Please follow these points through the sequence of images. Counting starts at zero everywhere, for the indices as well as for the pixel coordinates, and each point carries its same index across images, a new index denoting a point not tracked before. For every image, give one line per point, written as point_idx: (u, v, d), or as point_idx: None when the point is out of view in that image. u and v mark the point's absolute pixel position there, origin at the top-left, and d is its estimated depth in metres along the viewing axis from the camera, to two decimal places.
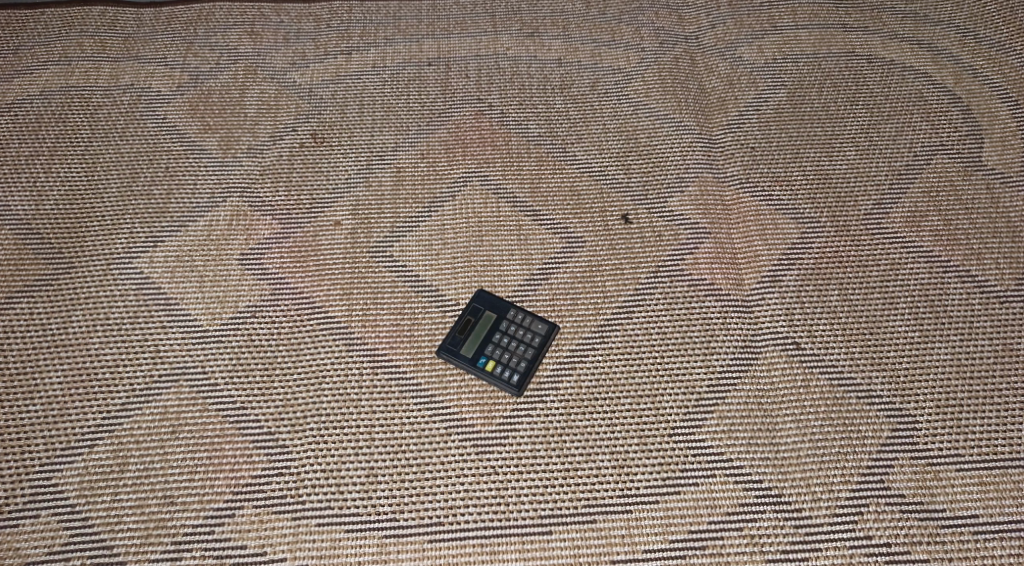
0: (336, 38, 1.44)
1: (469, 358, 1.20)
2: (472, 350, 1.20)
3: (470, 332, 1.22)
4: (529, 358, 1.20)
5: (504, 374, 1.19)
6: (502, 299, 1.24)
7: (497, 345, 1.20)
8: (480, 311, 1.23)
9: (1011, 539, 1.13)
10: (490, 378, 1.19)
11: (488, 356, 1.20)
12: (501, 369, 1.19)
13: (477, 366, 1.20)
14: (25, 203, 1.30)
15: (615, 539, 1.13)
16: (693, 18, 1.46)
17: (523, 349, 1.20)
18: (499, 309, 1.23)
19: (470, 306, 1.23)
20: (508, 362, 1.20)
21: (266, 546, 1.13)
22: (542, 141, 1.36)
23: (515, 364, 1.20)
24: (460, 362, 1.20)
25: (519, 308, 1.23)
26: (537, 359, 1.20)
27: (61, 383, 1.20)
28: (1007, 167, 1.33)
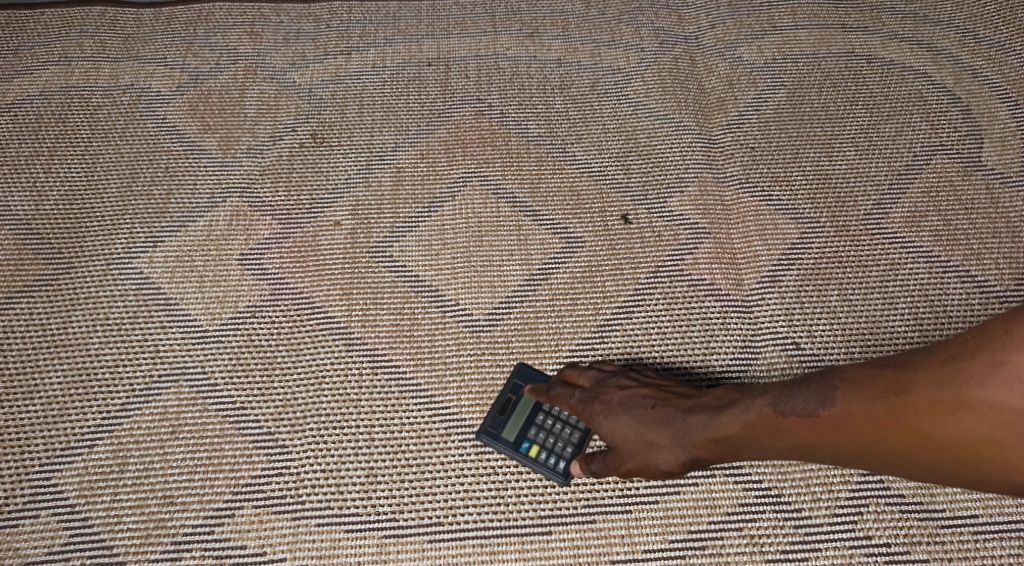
0: (336, 39, 1.44)
1: (512, 441, 1.16)
2: (514, 432, 1.16)
3: (513, 413, 1.17)
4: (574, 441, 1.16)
5: (550, 460, 1.15)
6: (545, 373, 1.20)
7: (541, 428, 1.16)
8: (522, 388, 1.19)
9: (1012, 539, 1.13)
10: (534, 464, 1.15)
11: (533, 440, 1.16)
12: (547, 455, 1.15)
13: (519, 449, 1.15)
14: (25, 202, 1.30)
15: (615, 539, 1.14)
16: (693, 18, 1.46)
17: (568, 433, 1.16)
18: (541, 387, 1.19)
19: (512, 382, 1.19)
20: (554, 448, 1.15)
21: (266, 547, 1.13)
22: (542, 141, 1.36)
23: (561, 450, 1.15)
24: (503, 446, 1.16)
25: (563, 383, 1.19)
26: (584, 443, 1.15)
27: (61, 383, 1.20)
28: (1006, 167, 1.33)
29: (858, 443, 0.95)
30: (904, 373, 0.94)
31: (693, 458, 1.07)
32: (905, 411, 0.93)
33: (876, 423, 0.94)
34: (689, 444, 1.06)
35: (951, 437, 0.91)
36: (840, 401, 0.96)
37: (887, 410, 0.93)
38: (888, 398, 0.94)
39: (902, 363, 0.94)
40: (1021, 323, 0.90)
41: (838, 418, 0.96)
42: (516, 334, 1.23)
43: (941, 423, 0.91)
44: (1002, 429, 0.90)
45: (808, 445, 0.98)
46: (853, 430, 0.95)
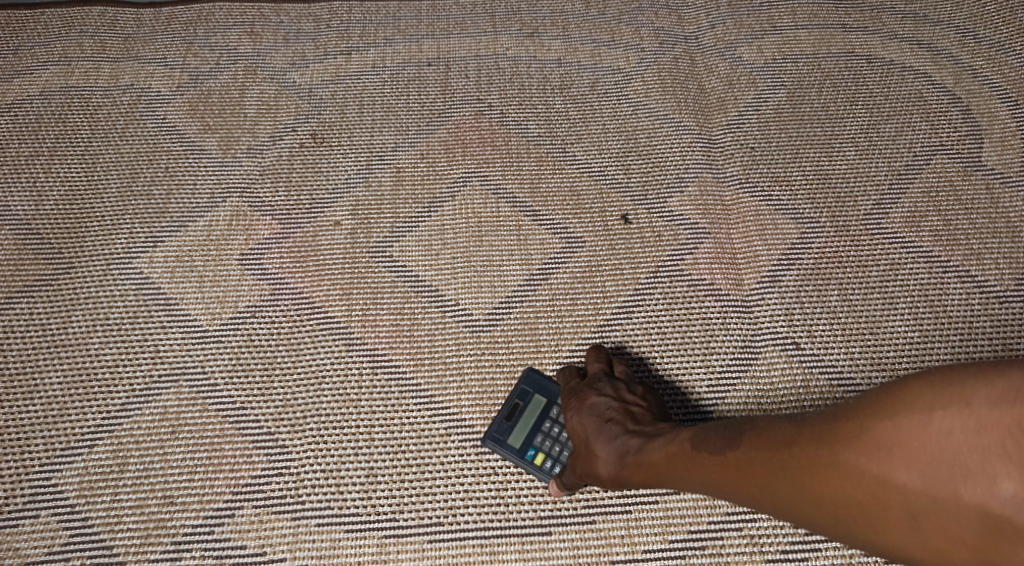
0: (336, 39, 1.44)
1: (518, 448, 1.16)
2: (520, 439, 1.16)
3: (518, 419, 1.17)
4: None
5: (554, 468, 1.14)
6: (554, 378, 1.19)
7: (546, 436, 1.16)
8: (530, 394, 1.18)
9: None
10: (538, 471, 1.14)
11: (537, 448, 1.15)
12: (550, 463, 1.15)
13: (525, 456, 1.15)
14: (25, 202, 1.30)
15: (615, 539, 1.14)
16: (693, 18, 1.46)
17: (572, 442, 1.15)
18: (551, 393, 1.18)
19: (521, 385, 1.19)
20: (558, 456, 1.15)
21: (266, 547, 1.13)
22: (542, 141, 1.36)
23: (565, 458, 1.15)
24: (507, 452, 1.15)
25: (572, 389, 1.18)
26: None
27: (62, 383, 1.20)
28: (1006, 167, 1.33)
29: (770, 488, 0.93)
30: (824, 429, 0.91)
31: (623, 479, 1.06)
32: (822, 464, 0.90)
33: (790, 471, 0.92)
34: (621, 466, 1.05)
35: (860, 499, 0.88)
36: (760, 442, 0.94)
37: (802, 464, 0.91)
38: (807, 447, 0.91)
39: (822, 417, 0.92)
40: (944, 399, 0.85)
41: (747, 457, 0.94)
42: (516, 334, 1.23)
43: (852, 486, 0.88)
44: (912, 502, 0.86)
45: (722, 487, 0.96)
46: (761, 472, 0.93)
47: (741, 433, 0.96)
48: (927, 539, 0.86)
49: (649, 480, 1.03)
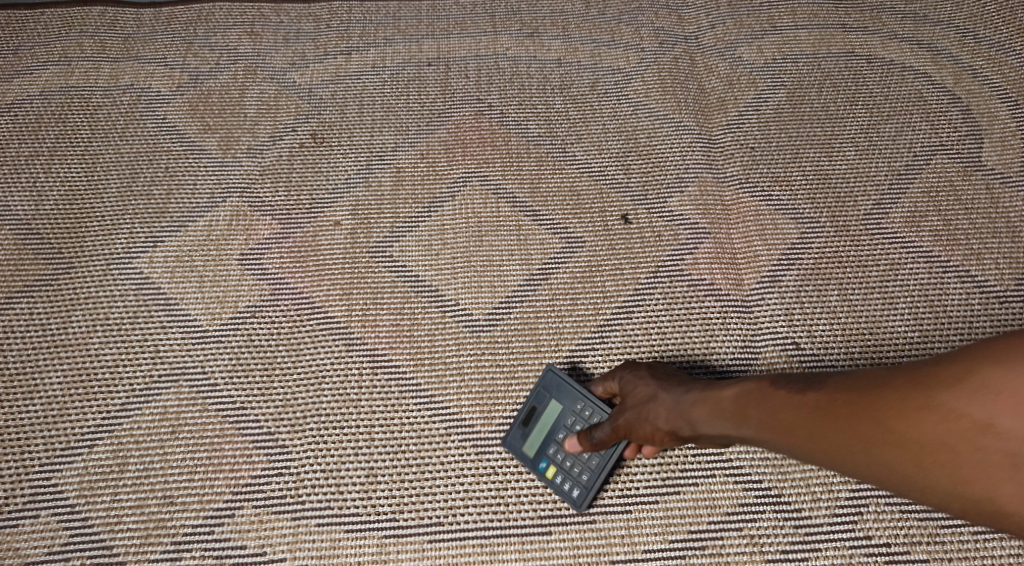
0: (336, 39, 1.44)
1: (532, 460, 1.15)
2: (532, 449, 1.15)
3: (534, 427, 1.16)
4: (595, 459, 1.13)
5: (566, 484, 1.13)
6: (569, 380, 1.17)
7: (561, 449, 1.14)
8: (548, 400, 1.17)
9: (1011, 539, 1.13)
10: (550, 485, 1.14)
11: (551, 461, 1.14)
12: (563, 478, 1.14)
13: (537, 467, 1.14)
14: (25, 202, 1.30)
15: (615, 539, 1.14)
16: (693, 18, 1.46)
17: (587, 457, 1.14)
18: (565, 397, 1.16)
19: (535, 389, 1.18)
20: (571, 471, 1.14)
21: (266, 547, 1.13)
22: (542, 141, 1.36)
23: (578, 474, 1.13)
24: (523, 462, 1.15)
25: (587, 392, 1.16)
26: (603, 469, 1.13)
27: (62, 383, 1.20)
28: (1006, 167, 1.33)
29: (853, 430, 0.92)
30: (925, 371, 0.91)
31: (684, 426, 1.05)
32: (915, 408, 0.90)
33: (878, 413, 0.91)
34: (686, 412, 1.04)
35: (948, 445, 0.89)
36: (847, 386, 0.94)
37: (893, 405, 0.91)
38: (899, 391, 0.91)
39: (915, 366, 0.92)
40: None
41: (833, 399, 0.94)
42: (516, 334, 1.23)
43: (942, 430, 0.89)
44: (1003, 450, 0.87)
45: (796, 430, 0.95)
46: (847, 413, 0.93)
47: (826, 378, 0.97)
48: (1005, 489, 0.87)
49: (715, 425, 1.02)
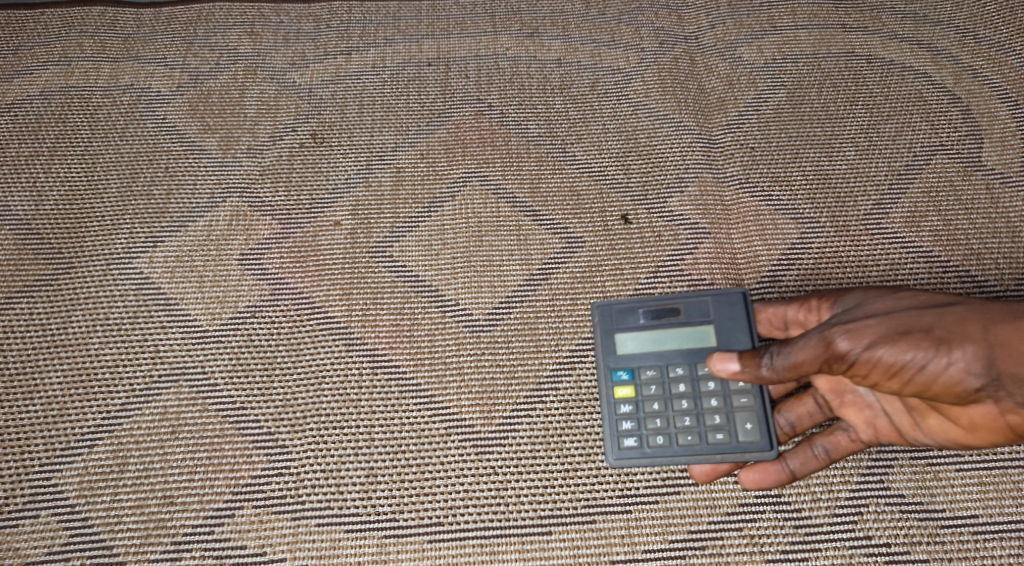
0: (336, 39, 1.44)
1: (618, 366, 1.14)
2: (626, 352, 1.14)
3: (653, 338, 1.14)
4: (685, 432, 1.12)
5: (626, 425, 1.13)
6: (739, 318, 1.13)
7: (654, 382, 1.13)
8: (690, 323, 1.14)
9: (1011, 539, 1.13)
10: (611, 406, 1.13)
11: (634, 383, 1.14)
12: (629, 413, 1.13)
13: (617, 371, 1.14)
14: (25, 202, 1.30)
15: (615, 539, 1.14)
16: (693, 18, 1.46)
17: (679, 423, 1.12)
18: (718, 329, 1.14)
19: (700, 302, 1.15)
20: (647, 417, 1.13)
21: (266, 547, 1.14)
22: (542, 141, 1.36)
23: (654, 430, 1.12)
24: (607, 357, 1.15)
25: (738, 341, 1.13)
26: (680, 446, 1.11)
27: (61, 383, 1.20)
28: (1006, 167, 1.33)
29: None
30: None
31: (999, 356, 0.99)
32: None
33: None
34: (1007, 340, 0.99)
35: None
36: None
37: None
38: None
39: None
40: None
41: None
42: (517, 334, 1.23)
43: None
44: None
45: None
46: None
47: None
48: None
49: None
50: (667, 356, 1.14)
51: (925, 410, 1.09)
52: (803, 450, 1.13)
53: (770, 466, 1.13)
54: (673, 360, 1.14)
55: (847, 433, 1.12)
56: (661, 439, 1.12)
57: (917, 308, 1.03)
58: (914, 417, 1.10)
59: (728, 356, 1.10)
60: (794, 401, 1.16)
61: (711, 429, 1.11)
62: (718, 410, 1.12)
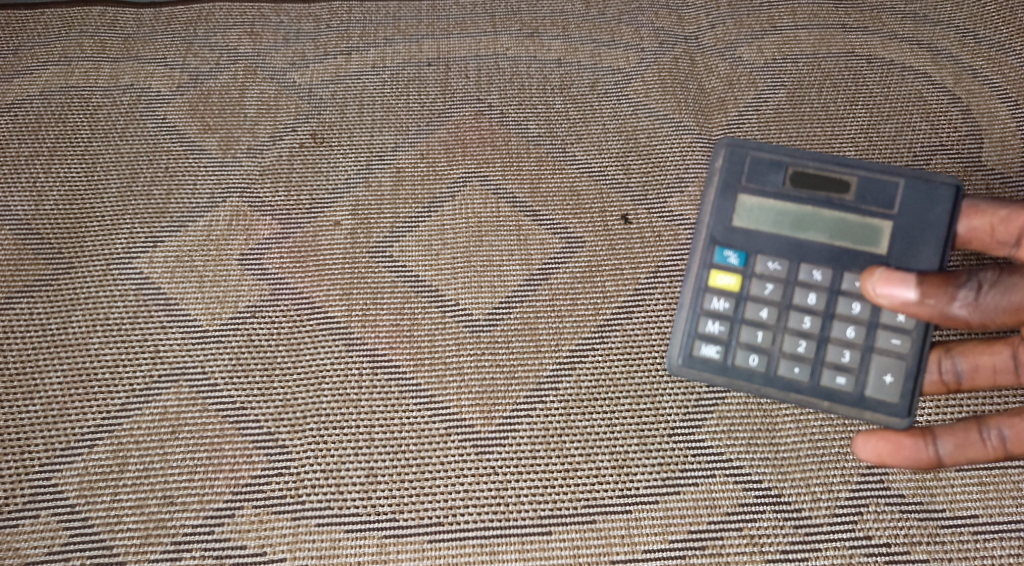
0: (336, 39, 1.44)
1: (739, 243, 1.12)
2: (749, 220, 1.12)
3: (800, 216, 1.11)
4: (784, 358, 1.10)
5: (714, 323, 1.11)
6: (926, 216, 1.09)
7: (766, 280, 1.11)
8: (858, 208, 1.10)
9: (1012, 539, 1.13)
10: (712, 287, 1.12)
11: (743, 269, 1.11)
12: (726, 305, 1.12)
13: (723, 248, 1.12)
14: (25, 202, 1.30)
15: (614, 539, 1.14)
16: (693, 18, 1.46)
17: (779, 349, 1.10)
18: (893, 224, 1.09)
19: (886, 187, 1.10)
20: (743, 322, 1.11)
21: (266, 547, 1.14)
22: (541, 141, 1.36)
23: (746, 344, 1.11)
24: (725, 225, 1.12)
25: (912, 246, 1.08)
26: (768, 370, 1.10)
27: (61, 383, 1.20)
28: (1007, 167, 1.33)
29: None
30: None
31: None
32: None
33: None
34: None
35: None
36: None
37: None
38: None
39: None
40: None
41: None
42: (517, 334, 1.23)
43: None
44: None
45: None
46: None
47: None
48: None
49: None
50: (804, 240, 1.11)
51: None
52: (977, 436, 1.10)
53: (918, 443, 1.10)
54: (807, 255, 1.10)
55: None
56: (753, 359, 1.11)
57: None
58: None
59: (900, 282, 1.05)
60: (978, 353, 1.13)
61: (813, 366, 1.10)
62: (841, 345, 1.10)
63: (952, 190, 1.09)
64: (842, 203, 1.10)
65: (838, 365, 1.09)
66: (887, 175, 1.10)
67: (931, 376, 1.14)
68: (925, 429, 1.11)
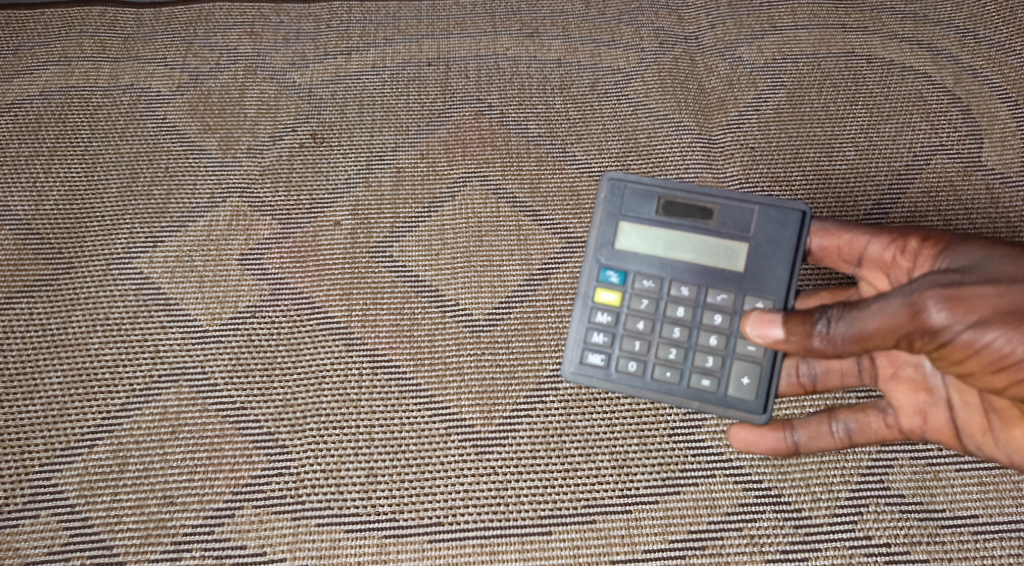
0: (336, 39, 1.44)
1: (617, 264, 1.11)
2: (628, 243, 1.11)
3: (671, 240, 1.11)
4: (662, 364, 1.10)
5: (597, 334, 1.11)
6: (782, 238, 1.09)
7: (642, 295, 1.11)
8: (721, 233, 1.10)
9: (1011, 539, 1.13)
10: (593, 304, 1.12)
11: (622, 286, 1.11)
12: (608, 318, 1.11)
13: (607, 267, 1.11)
14: (25, 202, 1.30)
15: (615, 539, 1.14)
16: (693, 18, 1.46)
17: (658, 353, 1.11)
18: (752, 247, 1.10)
19: (745, 212, 1.10)
20: (624, 332, 1.11)
21: (266, 547, 1.14)
22: (542, 141, 1.36)
23: (627, 351, 1.11)
24: (605, 247, 1.12)
25: (767, 265, 1.09)
26: (648, 375, 1.11)
27: (61, 383, 1.20)
28: (1006, 167, 1.33)
29: None
30: None
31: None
32: None
33: None
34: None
35: None
36: None
37: None
38: None
39: None
40: None
41: None
42: (517, 334, 1.23)
43: None
44: None
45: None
46: None
47: None
48: None
49: None
50: (675, 263, 1.11)
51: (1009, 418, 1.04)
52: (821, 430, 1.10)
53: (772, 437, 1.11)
54: (678, 274, 1.11)
55: (885, 417, 1.10)
56: (633, 366, 1.11)
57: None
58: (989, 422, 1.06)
59: (770, 321, 1.06)
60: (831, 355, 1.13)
61: (687, 370, 1.10)
62: (707, 351, 1.10)
63: (805, 214, 1.10)
64: (706, 229, 1.10)
65: (704, 370, 1.10)
66: (746, 200, 1.10)
67: (788, 379, 1.15)
68: (784, 421, 1.12)
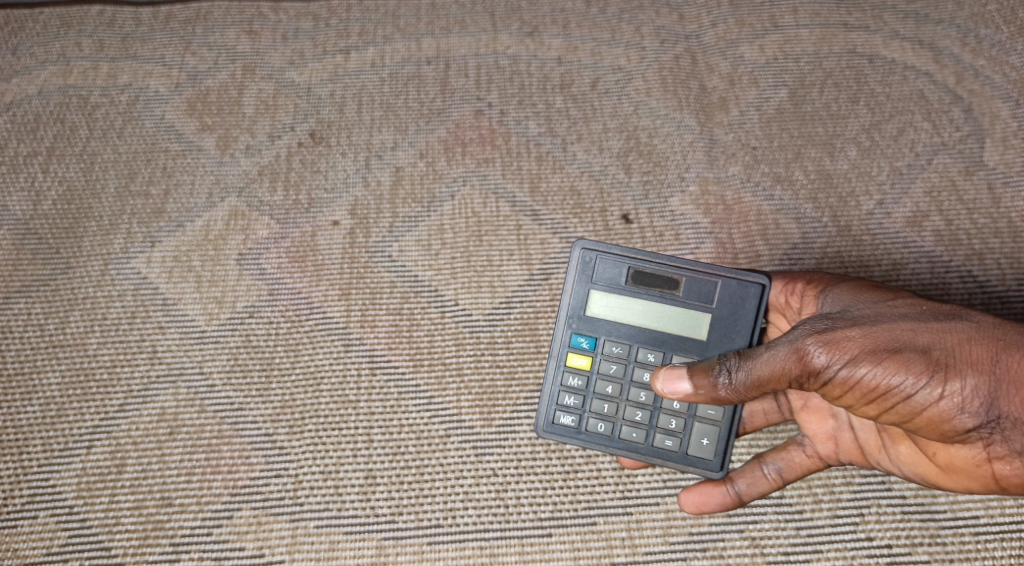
0: (335, 38, 1.43)
1: (588, 327, 1.11)
2: (597, 311, 1.11)
3: (641, 308, 1.11)
4: (628, 425, 1.10)
5: (568, 395, 1.11)
6: (743, 308, 1.10)
7: (613, 358, 1.11)
8: (687, 302, 1.10)
9: (1013, 540, 1.12)
10: (563, 366, 1.12)
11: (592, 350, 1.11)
12: (579, 381, 1.11)
13: (577, 333, 1.12)
14: (23, 202, 1.30)
15: (615, 541, 1.13)
16: (694, 16, 1.45)
17: (626, 414, 1.11)
18: (715, 317, 1.10)
19: (708, 282, 1.10)
20: (596, 394, 1.11)
21: (265, 548, 1.13)
22: (541, 140, 1.35)
23: (598, 412, 1.11)
24: (577, 311, 1.12)
25: (727, 336, 1.10)
26: (617, 435, 1.10)
27: (60, 383, 1.20)
28: (1008, 166, 1.32)
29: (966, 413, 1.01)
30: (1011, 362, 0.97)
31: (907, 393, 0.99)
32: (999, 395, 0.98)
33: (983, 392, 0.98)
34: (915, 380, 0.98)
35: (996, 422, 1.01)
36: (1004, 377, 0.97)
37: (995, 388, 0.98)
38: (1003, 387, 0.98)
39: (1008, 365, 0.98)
40: None
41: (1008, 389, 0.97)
42: (516, 334, 1.22)
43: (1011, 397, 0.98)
44: None
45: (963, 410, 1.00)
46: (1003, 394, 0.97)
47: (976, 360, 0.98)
48: None
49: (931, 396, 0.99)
50: (643, 330, 1.11)
51: (898, 437, 1.07)
52: (753, 473, 1.11)
53: (710, 487, 1.11)
54: (647, 340, 1.11)
55: (805, 449, 1.12)
56: (602, 427, 1.11)
57: (912, 319, 1.00)
58: (883, 441, 1.09)
59: (678, 376, 1.07)
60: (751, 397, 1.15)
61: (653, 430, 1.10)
62: (671, 413, 1.10)
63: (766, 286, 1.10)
64: (671, 298, 1.11)
65: (669, 430, 1.10)
66: (710, 271, 1.10)
67: None
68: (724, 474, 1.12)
